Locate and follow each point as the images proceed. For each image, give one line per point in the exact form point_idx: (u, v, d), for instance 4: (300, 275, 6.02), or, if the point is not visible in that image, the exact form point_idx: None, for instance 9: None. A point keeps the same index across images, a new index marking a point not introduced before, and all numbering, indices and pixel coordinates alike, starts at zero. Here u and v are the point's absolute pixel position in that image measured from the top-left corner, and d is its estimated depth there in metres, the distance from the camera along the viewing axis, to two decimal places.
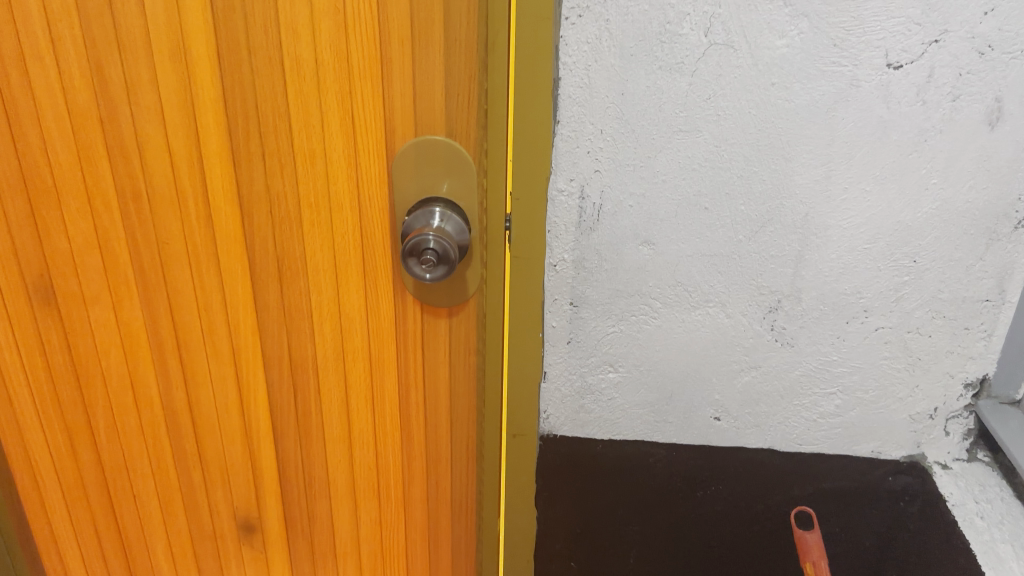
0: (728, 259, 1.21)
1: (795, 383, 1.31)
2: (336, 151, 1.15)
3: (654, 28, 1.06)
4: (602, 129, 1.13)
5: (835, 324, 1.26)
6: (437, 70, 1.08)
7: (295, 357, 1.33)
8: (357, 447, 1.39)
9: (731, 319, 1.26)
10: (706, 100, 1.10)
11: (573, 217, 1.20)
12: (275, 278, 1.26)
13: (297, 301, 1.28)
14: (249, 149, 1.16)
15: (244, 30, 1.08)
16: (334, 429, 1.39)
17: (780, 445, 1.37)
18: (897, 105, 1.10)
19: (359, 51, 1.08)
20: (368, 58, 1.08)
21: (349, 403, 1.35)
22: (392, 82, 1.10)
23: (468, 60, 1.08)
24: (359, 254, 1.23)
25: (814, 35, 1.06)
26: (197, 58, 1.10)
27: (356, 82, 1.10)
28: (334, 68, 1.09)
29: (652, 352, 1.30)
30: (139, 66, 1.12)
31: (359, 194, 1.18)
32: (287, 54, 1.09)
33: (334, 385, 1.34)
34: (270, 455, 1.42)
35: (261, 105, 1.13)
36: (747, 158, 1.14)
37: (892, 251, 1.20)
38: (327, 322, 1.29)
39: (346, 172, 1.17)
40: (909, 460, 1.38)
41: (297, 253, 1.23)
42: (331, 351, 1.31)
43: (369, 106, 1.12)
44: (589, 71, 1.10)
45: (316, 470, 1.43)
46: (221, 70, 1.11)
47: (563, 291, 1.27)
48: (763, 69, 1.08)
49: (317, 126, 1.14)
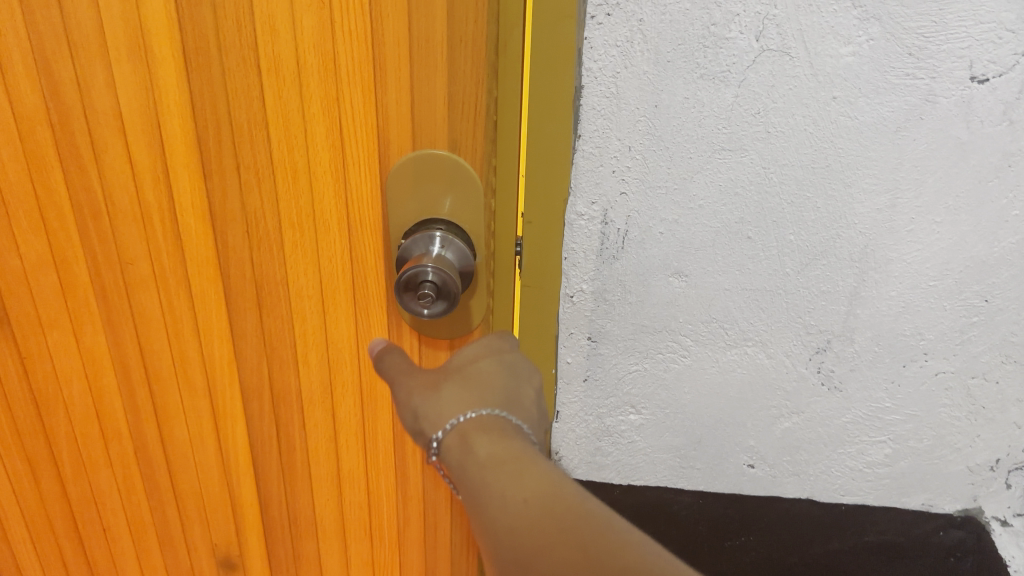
0: (772, 294, 1.05)
1: (840, 430, 1.16)
2: (322, 164, 0.97)
3: (696, 31, 0.90)
4: (631, 146, 0.97)
5: (890, 368, 1.11)
6: (439, 77, 0.88)
7: (278, 391, 1.17)
8: (347, 489, 1.25)
9: (772, 360, 1.11)
10: (755, 114, 0.94)
11: (594, 244, 1.04)
12: (253, 306, 1.09)
13: (279, 333, 1.11)
14: (222, 162, 0.99)
15: (214, 23, 0.90)
16: (320, 472, 1.24)
17: (820, 495, 1.22)
18: (978, 126, 0.93)
19: (348, 49, 0.89)
20: (359, 58, 0.89)
21: (338, 442, 1.20)
22: (387, 88, 0.90)
23: (477, 58, 0.86)
24: (350, 285, 1.04)
25: (886, 42, 0.89)
26: (161, 57, 0.94)
27: (344, 86, 0.91)
28: (318, 69, 0.90)
29: (680, 394, 1.15)
30: (92, 67, 0.96)
31: (349, 215, 0.99)
32: (262, 50, 0.91)
33: (320, 421, 1.18)
34: (251, 497, 1.28)
35: (235, 111, 0.95)
36: (800, 182, 0.97)
37: (961, 288, 1.04)
38: (314, 357, 1.12)
39: (334, 190, 0.98)
40: (964, 513, 1.22)
41: (278, 280, 1.06)
42: (318, 385, 1.15)
43: (359, 115, 0.92)
44: (617, 78, 0.93)
45: (302, 512, 1.29)
46: (189, 70, 0.94)
47: (580, 325, 1.11)
48: (823, 80, 0.91)
49: (299, 134, 0.95)
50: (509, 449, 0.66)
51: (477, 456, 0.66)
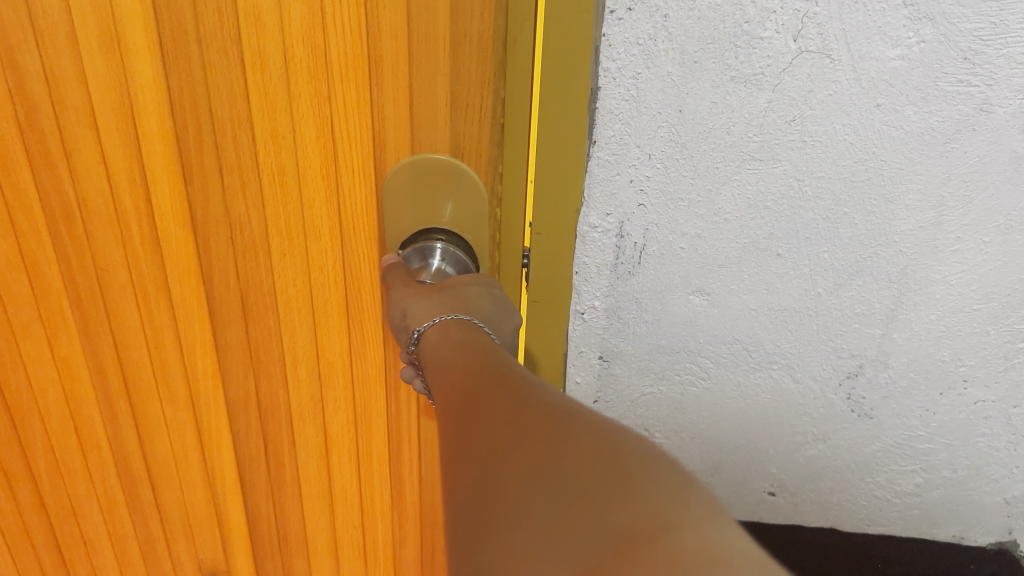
0: (802, 315, 0.97)
1: (869, 459, 1.08)
2: (311, 165, 0.94)
3: (727, 29, 0.80)
4: (651, 154, 0.88)
5: (925, 395, 1.02)
6: (441, 75, 0.88)
7: (265, 404, 1.13)
8: (339, 502, 1.22)
9: (798, 384, 1.02)
10: (791, 120, 0.85)
11: (608, 258, 0.95)
12: (239, 315, 1.06)
13: (265, 342, 1.08)
14: (203, 164, 0.95)
15: (193, 15, 0.86)
16: (312, 483, 1.21)
17: (844, 524, 1.15)
18: None
19: (339, 49, 0.87)
20: (352, 59, 0.87)
21: (330, 454, 1.17)
22: (382, 88, 0.89)
23: (481, 58, 0.88)
24: (341, 290, 1.02)
25: (938, 44, 0.80)
26: (135, 51, 0.89)
27: (336, 85, 0.89)
28: (307, 67, 0.88)
29: (697, 418, 1.07)
30: (62, 63, 0.91)
31: (342, 218, 0.97)
32: (248, 46, 0.87)
33: (311, 435, 1.15)
34: (238, 512, 1.25)
35: (217, 111, 0.91)
36: (836, 195, 0.88)
37: (1008, 313, 0.95)
38: (302, 367, 1.09)
39: (324, 193, 0.96)
40: (997, 546, 1.15)
41: (265, 287, 1.03)
42: (307, 397, 1.12)
43: (352, 116, 0.91)
44: (638, 80, 0.84)
45: (291, 525, 1.26)
46: (165, 66, 0.89)
47: (591, 344, 1.03)
48: (867, 86, 0.82)
49: (287, 135, 0.93)
50: (477, 341, 0.73)
51: (451, 340, 0.74)
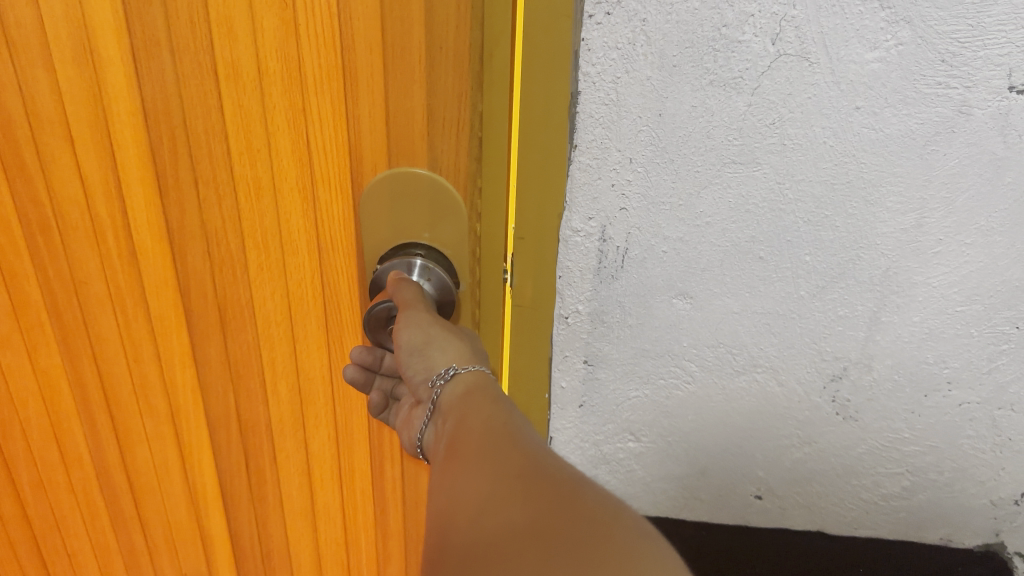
0: (785, 318, 0.97)
1: (856, 462, 1.08)
2: (287, 178, 0.93)
3: (706, 33, 0.80)
4: (632, 158, 0.87)
5: (910, 398, 1.02)
6: (417, 86, 0.84)
7: (245, 420, 1.13)
8: (321, 519, 1.21)
9: (783, 388, 1.02)
10: (771, 124, 0.84)
11: (592, 262, 0.95)
12: (217, 329, 1.05)
13: (245, 358, 1.07)
14: (178, 177, 0.95)
15: (164, 22, 0.85)
16: (294, 500, 1.20)
17: (832, 528, 1.14)
18: (1016, 140, 0.84)
19: (313, 59, 0.85)
20: (326, 69, 0.85)
21: (311, 471, 1.16)
22: (358, 98, 0.86)
23: (458, 78, 0.84)
24: (320, 305, 1.01)
25: (915, 47, 0.80)
26: (107, 60, 0.89)
27: (311, 97, 0.87)
28: (281, 77, 0.87)
29: (682, 422, 1.06)
30: (36, 73, 0.91)
31: (318, 234, 0.96)
32: (220, 56, 0.86)
33: (292, 451, 1.14)
34: (221, 526, 1.25)
35: (192, 122, 0.91)
36: (818, 198, 0.88)
37: (991, 315, 0.95)
38: (282, 384, 1.09)
39: (301, 208, 0.95)
40: (983, 548, 1.14)
41: (243, 301, 1.02)
42: (288, 413, 1.11)
43: (328, 127, 0.89)
44: (618, 85, 0.83)
45: (275, 541, 1.26)
46: (137, 73, 0.89)
47: (576, 348, 1.02)
48: (847, 89, 0.82)
49: (263, 148, 0.92)
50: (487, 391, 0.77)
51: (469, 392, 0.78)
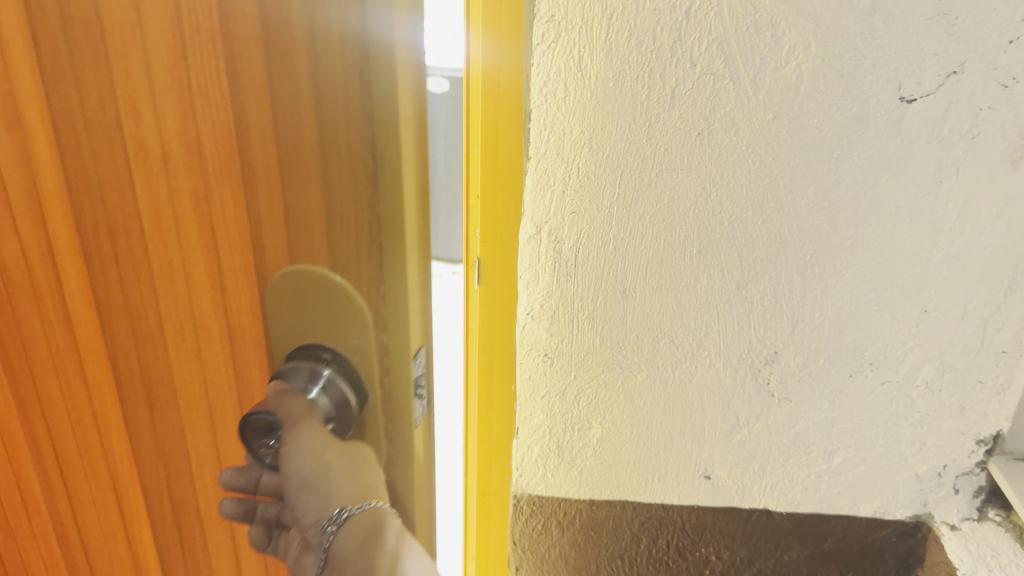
0: (722, 308, 1.08)
1: (794, 440, 1.19)
2: (195, 265, 0.82)
3: (635, 57, 0.93)
4: (579, 166, 1.00)
5: (837, 378, 1.14)
6: (325, 163, 0.72)
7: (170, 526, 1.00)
8: None
9: (724, 372, 1.13)
10: (697, 135, 0.97)
11: (547, 262, 1.06)
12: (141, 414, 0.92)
13: (171, 442, 0.93)
14: (101, 247, 0.84)
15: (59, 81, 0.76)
16: None
17: (776, 506, 1.24)
18: (909, 143, 0.97)
19: (210, 129, 0.75)
20: (223, 144, 0.75)
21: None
22: (259, 183, 0.76)
23: (353, 167, 0.72)
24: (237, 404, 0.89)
25: (818, 65, 0.93)
26: None
27: (214, 179, 0.77)
28: (181, 153, 0.77)
29: (636, 409, 1.16)
30: None
31: (230, 331, 0.84)
32: (121, 121, 0.77)
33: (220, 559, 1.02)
34: None
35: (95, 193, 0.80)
36: (743, 199, 1.01)
37: (902, 300, 1.08)
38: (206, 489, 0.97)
39: (212, 299, 0.83)
40: (915, 519, 1.24)
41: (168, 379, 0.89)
42: (213, 517, 0.99)
43: (230, 209, 0.78)
44: (566, 102, 0.97)
45: None
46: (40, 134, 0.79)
47: (538, 341, 1.12)
48: (761, 102, 0.95)
49: (171, 228, 0.81)
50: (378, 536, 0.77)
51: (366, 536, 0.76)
